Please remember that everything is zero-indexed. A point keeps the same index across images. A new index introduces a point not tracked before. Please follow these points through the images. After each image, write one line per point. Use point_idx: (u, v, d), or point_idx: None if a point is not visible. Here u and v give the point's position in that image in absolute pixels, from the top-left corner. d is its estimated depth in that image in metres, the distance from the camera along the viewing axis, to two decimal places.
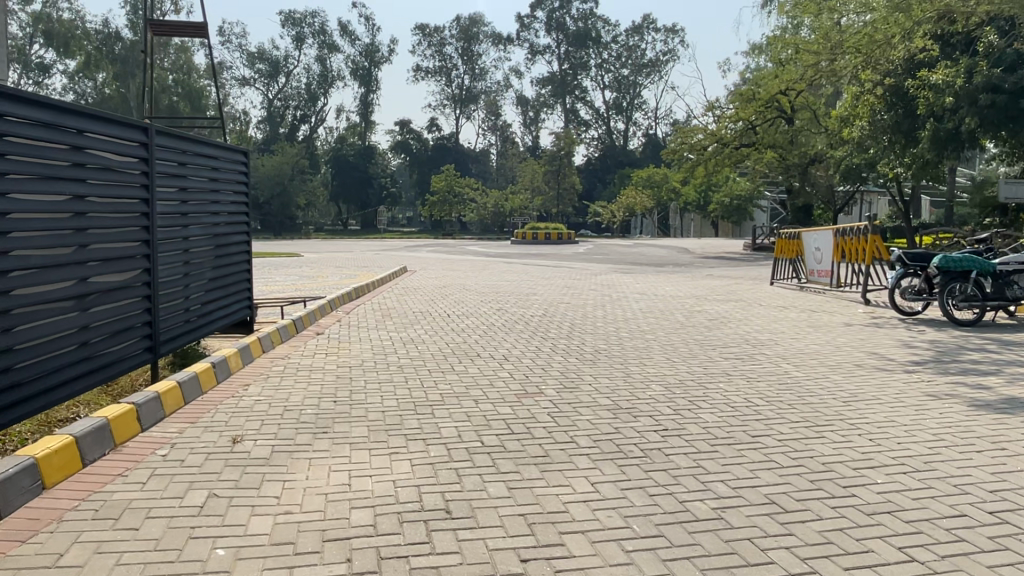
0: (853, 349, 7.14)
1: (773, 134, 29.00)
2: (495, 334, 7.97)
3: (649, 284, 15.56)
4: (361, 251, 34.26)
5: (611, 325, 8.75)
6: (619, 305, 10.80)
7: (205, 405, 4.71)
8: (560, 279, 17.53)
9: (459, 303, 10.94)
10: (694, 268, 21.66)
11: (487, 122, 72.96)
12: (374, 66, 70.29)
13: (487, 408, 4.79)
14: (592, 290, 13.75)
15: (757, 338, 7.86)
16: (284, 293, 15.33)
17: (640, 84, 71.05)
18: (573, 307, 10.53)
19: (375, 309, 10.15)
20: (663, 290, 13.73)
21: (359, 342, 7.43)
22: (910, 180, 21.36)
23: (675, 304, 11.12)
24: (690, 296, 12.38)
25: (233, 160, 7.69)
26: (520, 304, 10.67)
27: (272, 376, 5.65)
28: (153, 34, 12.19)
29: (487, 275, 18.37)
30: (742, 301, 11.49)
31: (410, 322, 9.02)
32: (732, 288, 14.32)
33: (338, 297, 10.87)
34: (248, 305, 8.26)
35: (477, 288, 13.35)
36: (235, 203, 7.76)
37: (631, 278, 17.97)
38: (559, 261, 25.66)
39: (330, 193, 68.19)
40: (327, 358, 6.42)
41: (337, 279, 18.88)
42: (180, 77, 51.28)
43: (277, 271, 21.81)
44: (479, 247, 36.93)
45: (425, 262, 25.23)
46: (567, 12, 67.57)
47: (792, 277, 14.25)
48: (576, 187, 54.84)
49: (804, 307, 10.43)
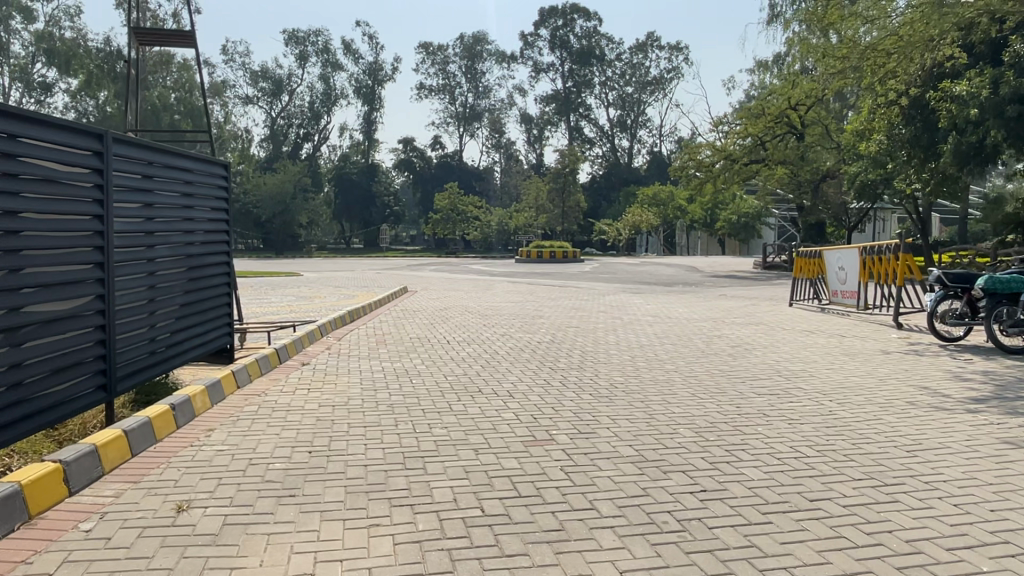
0: (898, 381, 6.39)
1: (783, 150, 28.34)
2: (501, 364, 7.23)
3: (660, 306, 14.84)
4: (363, 270, 33.61)
5: (626, 353, 8.00)
6: (631, 330, 10.08)
7: (155, 459, 3.98)
8: (568, 300, 16.80)
9: (461, 328, 10.20)
10: (705, 288, 20.91)
11: (491, 140, 72.53)
12: (377, 84, 70.12)
13: (487, 461, 4.04)
14: (601, 312, 13.02)
15: (787, 369, 7.12)
16: (278, 316, 14.66)
17: (644, 101, 70.68)
18: (582, 332, 9.80)
19: (370, 336, 9.43)
20: (676, 312, 12.99)
21: (350, 374, 6.71)
22: (926, 197, 20.66)
23: (692, 328, 10.39)
24: (706, 319, 11.64)
25: (210, 173, 7.01)
26: (526, 329, 9.93)
27: (242, 419, 4.90)
28: (139, 44, 11.61)
29: (491, 296, 17.67)
30: (763, 325, 10.75)
31: (406, 349, 8.29)
32: (749, 310, 13.58)
33: (330, 322, 10.15)
34: (229, 331, 7.55)
35: (480, 311, 12.63)
36: (213, 219, 7.09)
37: (641, 299, 17.22)
38: (565, 281, 24.95)
39: (333, 211, 67.73)
40: (310, 396, 5.68)
41: (335, 300, 18.20)
42: (182, 95, 51.00)
43: (274, 291, 21.14)
44: (483, 266, 36.27)
45: (426, 282, 24.56)
46: (571, 30, 67.46)
47: (812, 298, 13.50)
48: (580, 205, 54.14)
49: (830, 332, 9.69)
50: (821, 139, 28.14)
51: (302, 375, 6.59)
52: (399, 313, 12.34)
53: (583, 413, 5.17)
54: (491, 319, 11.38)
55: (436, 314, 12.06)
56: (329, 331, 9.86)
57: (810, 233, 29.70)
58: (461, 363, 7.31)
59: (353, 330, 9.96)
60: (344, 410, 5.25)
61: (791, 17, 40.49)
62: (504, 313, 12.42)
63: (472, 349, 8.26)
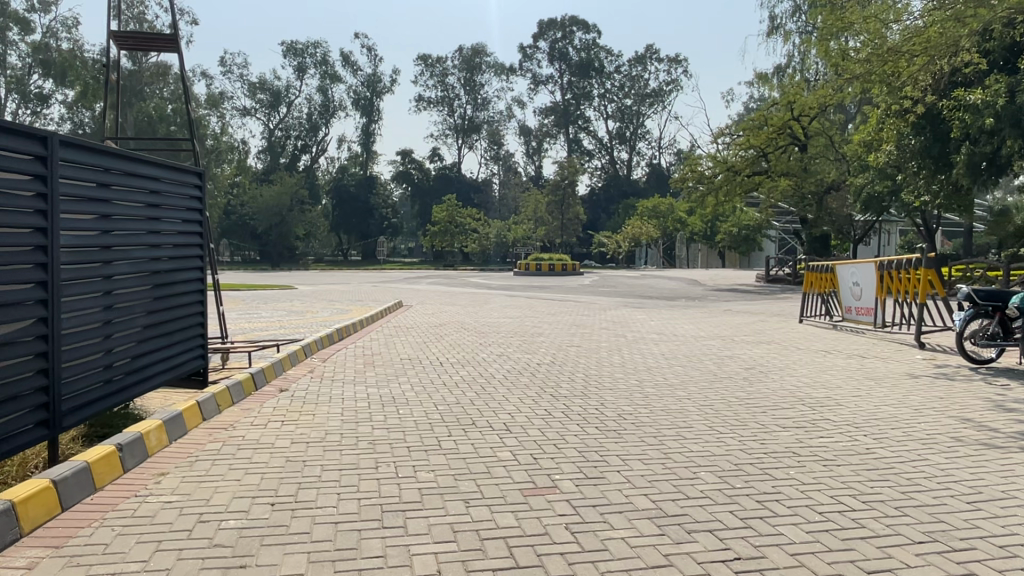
0: (932, 410, 5.83)
1: (786, 161, 27.83)
2: (498, 389, 6.64)
3: (665, 322, 14.23)
4: (359, 283, 33.03)
5: (631, 377, 7.42)
6: (636, 350, 9.51)
7: (88, 518, 3.39)
8: (569, 315, 16.21)
9: (456, 347, 9.60)
10: (708, 302, 20.36)
11: (490, 152, 72.09)
12: (375, 96, 69.79)
13: (478, 516, 3.46)
14: (603, 329, 12.43)
15: (809, 395, 6.55)
16: (265, 333, 14.06)
17: (643, 114, 70.39)
18: (584, 352, 9.22)
19: (359, 356, 8.84)
20: (681, 329, 12.43)
21: (334, 402, 6.12)
22: (935, 209, 20.11)
23: (701, 348, 9.81)
24: (714, 337, 11.06)
25: (181, 180, 6.45)
26: (524, 349, 9.34)
27: (200, 460, 4.32)
28: (121, 47, 11.08)
29: (488, 310, 17.09)
30: (775, 344, 10.18)
31: (396, 372, 7.70)
32: (758, 326, 13.00)
33: (316, 340, 9.53)
34: (202, 352, 6.96)
35: (477, 328, 12.06)
36: (184, 231, 6.51)
37: (643, 314, 16.65)
38: (565, 294, 24.38)
39: (331, 223, 67.26)
40: (283, 429, 5.09)
41: (327, 315, 17.61)
42: (179, 107, 50.61)
43: (266, 305, 20.57)
44: (481, 279, 35.74)
45: (422, 296, 24.00)
46: (570, 42, 67.27)
47: (824, 314, 12.96)
48: (580, 217, 53.56)
49: (846, 352, 9.13)
50: (824, 151, 27.67)
51: (279, 404, 6.00)
52: (392, 330, 11.76)
53: (587, 453, 4.56)
54: (488, 337, 10.80)
55: (431, 331, 11.47)
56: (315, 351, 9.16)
57: (813, 246, 29.16)
58: (454, 388, 6.72)
59: (341, 350, 9.34)
60: (319, 447, 4.66)
61: (792, 28, 40.13)
62: (501, 330, 11.85)
63: (467, 372, 7.66)
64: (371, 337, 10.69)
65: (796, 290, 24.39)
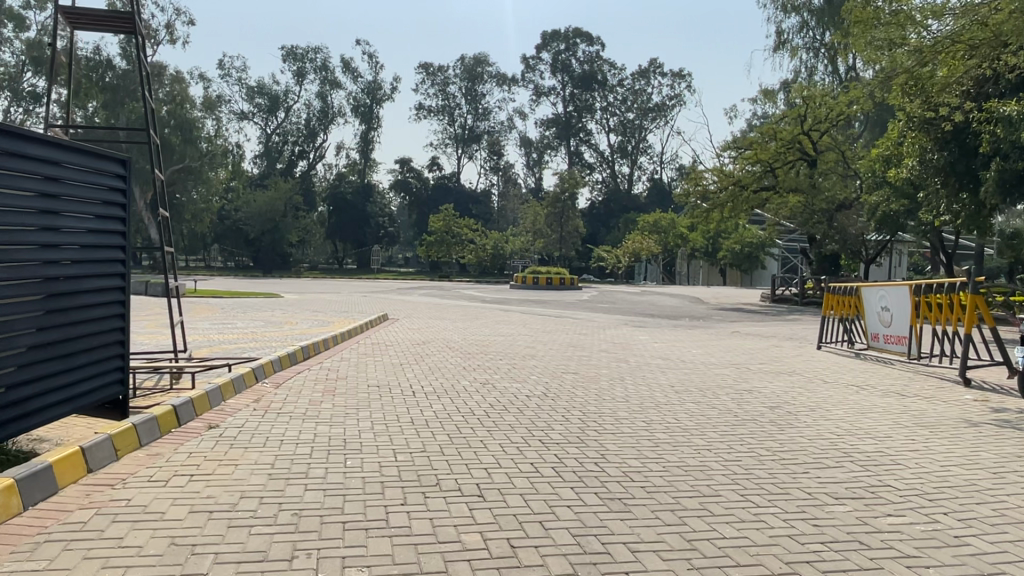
0: (1016, 475, 4.65)
1: (794, 177, 26.82)
2: (477, 430, 5.45)
3: (670, 344, 13.09)
4: (349, 292, 31.92)
5: (636, 415, 6.23)
6: (638, 379, 8.35)
7: None
8: (565, 334, 15.03)
9: (436, 371, 8.39)
10: (714, 322, 19.20)
11: (490, 163, 70.90)
12: (375, 103, 68.85)
13: None
14: (601, 352, 11.26)
15: (850, 445, 5.39)
16: (232, 347, 12.87)
17: (646, 128, 69.51)
18: (580, 381, 8.03)
19: (325, 380, 7.62)
20: (688, 353, 11.28)
21: (272, 442, 4.94)
22: (953, 230, 19.04)
23: (715, 378, 8.63)
24: (725, 365, 9.90)
25: (92, 170, 5.33)
26: (512, 377, 8.10)
27: (49, 542, 3.17)
28: (70, 25, 9.86)
29: (478, 326, 15.95)
30: (797, 375, 9.01)
31: (362, 401, 6.49)
32: (772, 352, 11.84)
33: (272, 362, 8.25)
34: (122, 379, 5.82)
35: (463, 347, 10.92)
36: (97, 231, 5.42)
37: (645, 334, 15.51)
38: (562, 311, 23.16)
39: (326, 230, 66.24)
40: (188, 489, 3.91)
41: (307, 327, 16.47)
42: (173, 108, 49.60)
43: (244, 315, 19.38)
44: (476, 291, 34.62)
45: (413, 308, 22.87)
46: (573, 55, 66.61)
47: (844, 341, 11.83)
48: (580, 231, 52.34)
49: (882, 388, 7.95)
50: (836, 166, 26.61)
51: (200, 442, 4.82)
52: (370, 349, 10.57)
53: (581, 537, 3.38)
54: (475, 358, 9.61)
55: (412, 351, 10.26)
56: (267, 374, 7.86)
57: (822, 265, 27.90)
58: (425, 428, 5.50)
59: (302, 372, 8.08)
60: (223, 519, 3.48)
61: (800, 44, 39.27)
62: (489, 350, 10.70)
63: (444, 403, 6.45)
64: (342, 357, 9.46)
65: (805, 312, 23.20)
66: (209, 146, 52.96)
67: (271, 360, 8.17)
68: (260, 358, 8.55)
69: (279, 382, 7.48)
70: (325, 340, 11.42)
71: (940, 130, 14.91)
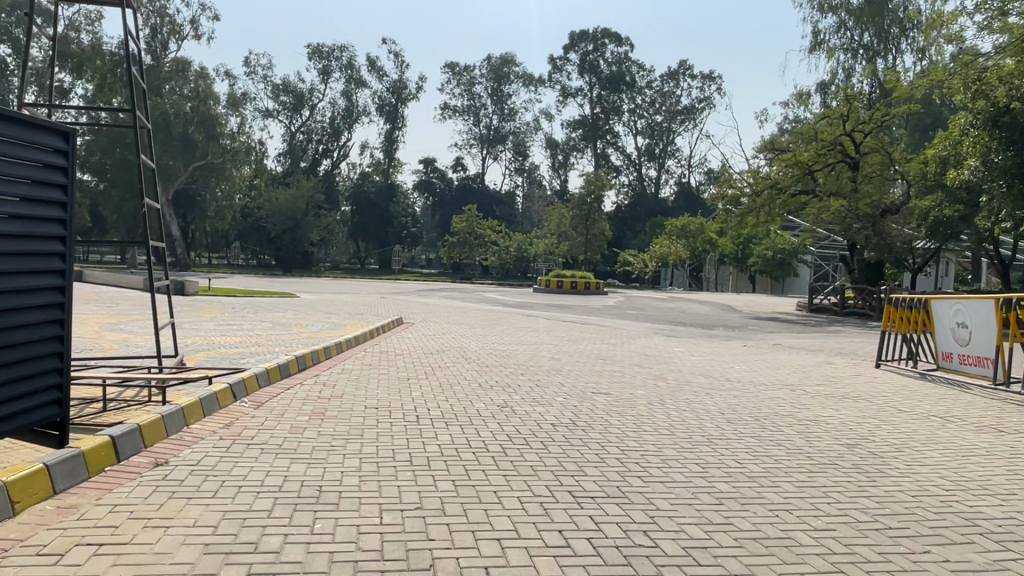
0: None
1: (837, 181, 25.39)
2: (490, 476, 4.30)
3: (709, 358, 11.88)
4: (370, 294, 31.05)
5: (687, 454, 5.07)
6: (682, 403, 7.20)
7: None
8: (593, 343, 13.89)
9: (445, 389, 7.27)
10: (752, 333, 17.95)
11: (515, 164, 69.75)
12: (401, 102, 68.06)
13: None
14: (634, 366, 10.13)
15: (966, 507, 4.20)
16: (231, 352, 11.88)
17: (674, 131, 68.04)
18: (615, 405, 6.88)
19: (317, 397, 6.54)
20: (733, 369, 10.10)
21: (224, 490, 3.85)
22: (1014, 237, 17.68)
23: (769, 403, 7.45)
24: (777, 386, 8.71)
25: (19, 142, 4.33)
26: (533, 398, 6.94)
27: None
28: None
29: (499, 333, 14.87)
30: (863, 401, 7.81)
31: (353, 430, 5.37)
32: (825, 370, 10.61)
33: (256, 375, 7.10)
34: (59, 399, 4.76)
35: (481, 359, 9.83)
36: (23, 216, 4.40)
37: (678, 345, 14.35)
38: (589, 316, 21.98)
39: (350, 230, 65.48)
40: (82, 573, 2.81)
41: (318, 330, 15.51)
42: (197, 105, 49.00)
43: (253, 316, 18.45)
44: (499, 294, 33.57)
45: (431, 310, 21.88)
46: (601, 55, 65.43)
47: (905, 360, 10.63)
48: (606, 234, 50.47)
49: (973, 421, 6.73)
50: (879, 168, 25.13)
51: (131, 490, 3.78)
52: (381, 358, 9.54)
53: None
54: (492, 373, 8.49)
55: (425, 363, 9.17)
56: (247, 391, 6.67)
57: (865, 272, 26.15)
58: (424, 471, 4.38)
59: (290, 388, 6.96)
60: None
61: (837, 44, 37.75)
62: (512, 363, 9.63)
63: (450, 435, 5.30)
64: (344, 370, 8.36)
65: (847, 324, 21.82)
66: (232, 142, 52.49)
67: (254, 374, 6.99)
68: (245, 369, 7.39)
69: (262, 401, 6.33)
70: (328, 347, 10.24)
71: (1005, 129, 13.57)
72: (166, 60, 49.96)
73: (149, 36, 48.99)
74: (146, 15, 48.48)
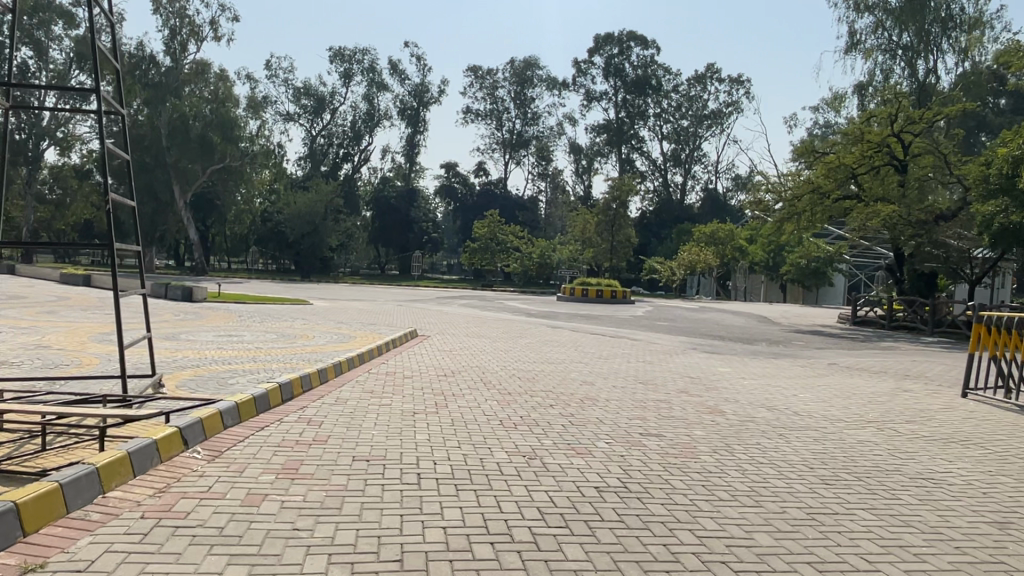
0: None
1: (885, 186, 23.72)
2: None
3: (762, 382, 10.42)
4: (387, 301, 29.86)
5: (787, 545, 3.68)
6: (754, 450, 5.75)
7: None
8: (627, 360, 12.43)
9: (459, 431, 5.85)
10: (797, 349, 16.46)
11: (538, 168, 68.31)
12: (422, 106, 67.05)
13: None
14: (680, 393, 8.68)
15: None
16: (221, 369, 10.60)
17: (701, 136, 66.36)
18: (672, 454, 5.47)
19: (294, 444, 5.14)
20: (798, 400, 8.65)
21: None
22: None
23: (859, 451, 5.98)
24: (858, 423, 7.25)
25: None
26: (568, 446, 5.52)
27: None
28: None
29: (522, 347, 13.51)
30: (973, 447, 6.33)
31: (329, 499, 4.00)
32: (902, 399, 9.09)
33: (220, 412, 5.66)
34: None
35: (500, 383, 8.44)
36: None
37: (721, 364, 12.90)
38: (616, 328, 20.57)
39: (370, 235, 64.40)
40: None
41: (325, 343, 14.26)
42: (216, 107, 48.09)
43: (257, 326, 17.23)
44: (521, 302, 32.25)
45: (448, 321, 20.59)
46: (627, 58, 63.92)
47: (997, 389, 9.16)
48: (632, 240, 48.98)
49: None
50: (932, 171, 23.43)
51: None
52: (388, 382, 8.16)
53: None
54: (518, 406, 7.07)
55: (438, 390, 7.77)
56: (201, 436, 5.18)
57: (916, 283, 24.36)
58: None
59: (264, 431, 5.52)
60: None
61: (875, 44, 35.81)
62: (541, 389, 8.24)
63: (462, 510, 3.94)
64: (340, 401, 6.93)
65: (899, 339, 20.15)
66: (252, 145, 51.51)
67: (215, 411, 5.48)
68: (208, 403, 5.90)
69: (219, 451, 4.90)
70: (322, 366, 8.65)
71: None
72: (186, 63, 49.06)
73: (168, 37, 48.26)
74: (166, 16, 47.90)
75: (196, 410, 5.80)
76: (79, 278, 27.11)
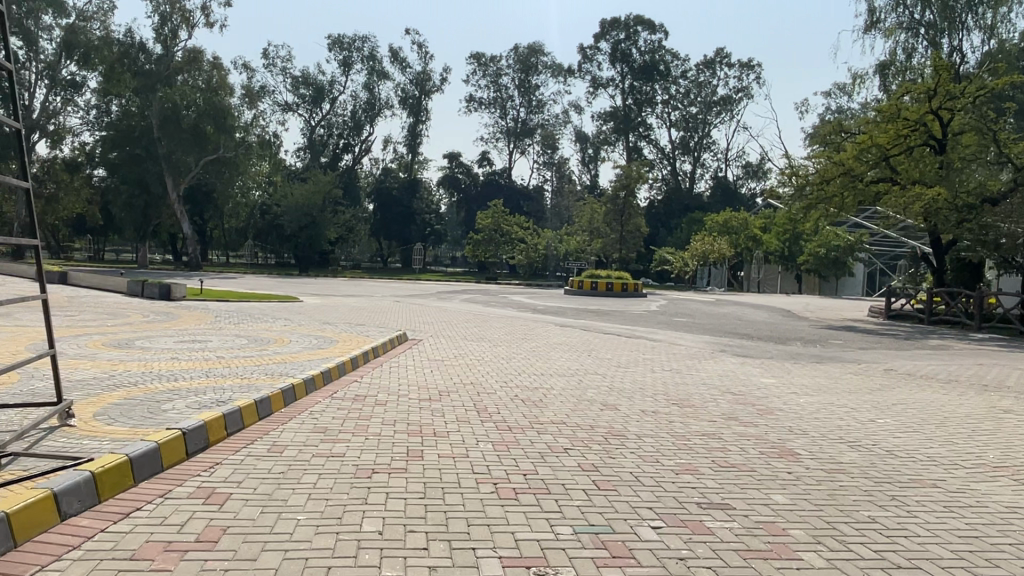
0: None
1: (923, 168, 21.77)
2: None
3: (821, 399, 8.52)
4: (382, 296, 28.00)
5: None
6: (877, 540, 3.83)
7: None
8: (652, 369, 10.55)
9: (430, 512, 3.83)
10: (838, 350, 14.55)
11: (543, 157, 66.10)
12: (424, 95, 64.94)
13: None
14: (730, 422, 6.79)
15: None
16: (161, 389, 8.64)
17: (710, 123, 64.08)
18: (762, 554, 3.53)
19: (157, 556, 3.15)
20: (880, 429, 6.79)
21: None
22: None
23: (1019, 530, 4.09)
24: (983, 472, 5.35)
25: None
26: (599, 544, 3.48)
27: None
28: None
29: (530, 354, 11.61)
30: None
31: None
32: (1008, 424, 7.20)
33: (68, 481, 3.65)
34: None
35: (497, 413, 6.54)
36: None
37: (761, 372, 11.03)
38: (629, 326, 18.67)
39: (371, 228, 62.41)
40: None
41: (299, 349, 12.41)
42: (207, 96, 45.86)
43: (229, 328, 15.39)
44: (527, 296, 30.34)
45: (446, 319, 18.74)
46: (634, 44, 61.71)
47: None
48: (642, 231, 46.89)
49: None
50: (974, 150, 21.59)
51: None
52: (352, 416, 6.16)
53: None
54: (521, 454, 5.08)
55: (417, 428, 5.74)
56: (5, 542, 3.11)
57: (960, 274, 22.54)
58: None
59: (128, 518, 3.53)
60: None
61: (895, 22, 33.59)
62: (554, 421, 6.28)
63: None
64: (278, 450, 4.90)
65: (946, 337, 18.13)
66: (247, 135, 49.42)
67: (53, 490, 3.44)
68: (49, 471, 3.81)
69: (26, 572, 2.95)
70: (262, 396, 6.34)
71: None
72: (178, 51, 46.98)
73: (158, 24, 46.13)
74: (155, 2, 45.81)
75: (30, 483, 3.74)
76: (52, 275, 25.33)
